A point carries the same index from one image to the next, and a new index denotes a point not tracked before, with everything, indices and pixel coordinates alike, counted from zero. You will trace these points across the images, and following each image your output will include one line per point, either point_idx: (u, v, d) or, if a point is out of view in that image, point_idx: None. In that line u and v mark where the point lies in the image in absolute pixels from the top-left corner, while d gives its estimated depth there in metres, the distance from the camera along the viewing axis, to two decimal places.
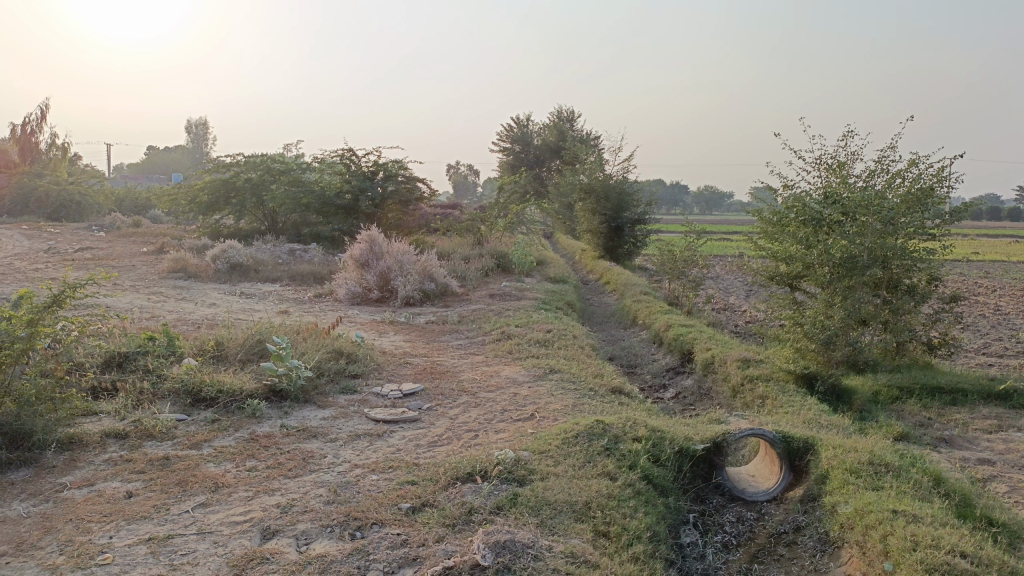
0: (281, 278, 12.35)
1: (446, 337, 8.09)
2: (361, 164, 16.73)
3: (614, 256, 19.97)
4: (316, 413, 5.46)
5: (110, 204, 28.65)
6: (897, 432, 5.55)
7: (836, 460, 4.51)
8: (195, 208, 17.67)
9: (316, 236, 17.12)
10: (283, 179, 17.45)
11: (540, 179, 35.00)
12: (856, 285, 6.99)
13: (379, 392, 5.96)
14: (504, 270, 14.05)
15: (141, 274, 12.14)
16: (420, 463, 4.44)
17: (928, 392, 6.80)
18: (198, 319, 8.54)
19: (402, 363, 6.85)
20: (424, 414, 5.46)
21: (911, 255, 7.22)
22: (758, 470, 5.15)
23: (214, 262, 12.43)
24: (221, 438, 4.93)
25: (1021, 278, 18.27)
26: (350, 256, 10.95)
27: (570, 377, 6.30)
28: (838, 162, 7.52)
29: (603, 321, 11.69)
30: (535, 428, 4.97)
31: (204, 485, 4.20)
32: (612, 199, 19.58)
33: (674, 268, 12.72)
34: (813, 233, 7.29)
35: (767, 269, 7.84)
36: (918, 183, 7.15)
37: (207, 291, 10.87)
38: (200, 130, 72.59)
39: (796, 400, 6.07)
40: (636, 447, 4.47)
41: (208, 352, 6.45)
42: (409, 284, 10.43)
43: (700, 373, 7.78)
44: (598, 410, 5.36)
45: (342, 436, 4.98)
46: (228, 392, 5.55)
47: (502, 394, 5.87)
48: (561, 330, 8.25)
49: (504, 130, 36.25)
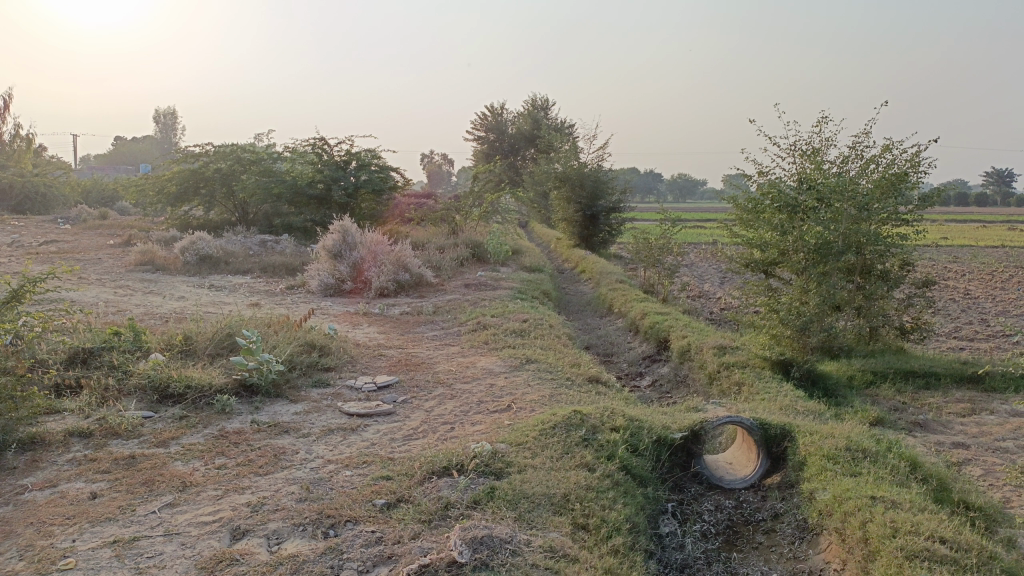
0: (252, 270, 12.15)
1: (420, 328, 7.99)
2: (333, 153, 16.50)
3: (589, 244, 19.95)
4: (288, 408, 5.35)
5: (76, 196, 28.07)
6: (873, 417, 5.56)
7: (813, 446, 4.49)
8: (163, 200, 17.35)
9: (288, 227, 16.89)
10: (253, 169, 17.18)
11: (515, 169, 34.90)
12: (830, 271, 6.98)
13: (353, 385, 5.85)
14: (479, 260, 13.96)
15: (108, 268, 11.88)
16: (395, 458, 4.35)
17: (902, 377, 6.83)
18: (167, 313, 8.36)
19: (376, 356, 6.74)
20: (399, 407, 5.37)
21: (884, 240, 7.24)
22: (736, 457, 5.13)
23: (183, 254, 12.20)
24: (189, 435, 4.81)
25: (989, 263, 18.54)
26: (322, 246, 10.78)
27: (547, 367, 6.24)
28: (813, 147, 7.50)
29: (579, 310, 11.65)
30: (512, 420, 4.90)
31: (172, 484, 4.08)
32: (587, 187, 19.54)
33: (649, 255, 12.69)
34: (788, 220, 7.26)
35: (742, 256, 7.81)
36: (892, 168, 7.16)
37: (176, 284, 10.66)
38: (169, 120, 71.44)
39: (773, 386, 6.06)
40: (614, 438, 4.41)
41: (177, 347, 6.30)
42: (383, 275, 10.30)
43: (676, 361, 7.76)
44: (575, 400, 5.31)
45: (315, 431, 4.87)
46: (196, 387, 5.42)
47: (477, 385, 5.79)
48: (537, 319, 8.19)
49: (477, 118, 36.01)
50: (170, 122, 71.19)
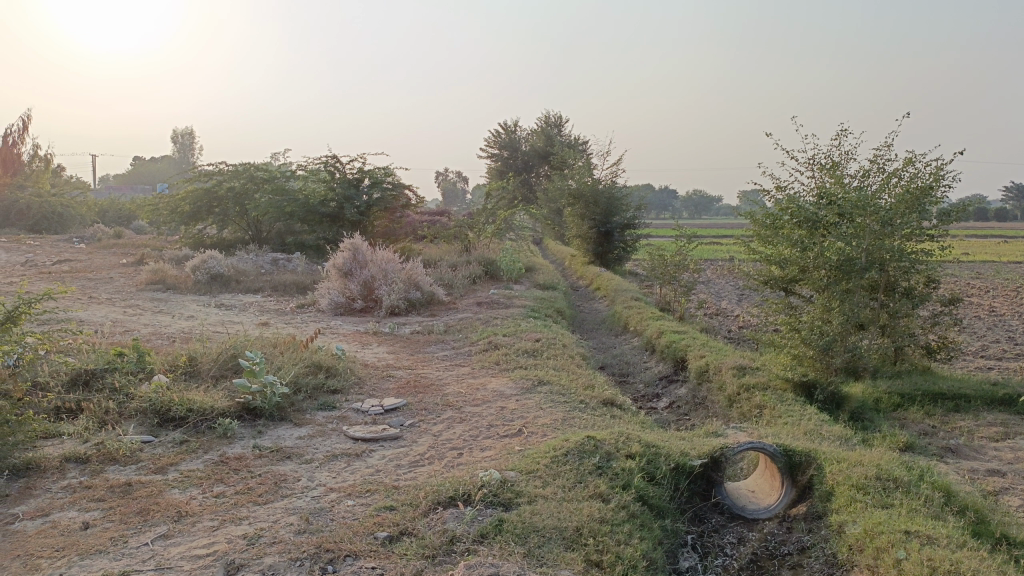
0: (263, 288, 12.05)
1: (431, 348, 7.80)
2: (346, 171, 16.44)
3: (603, 261, 19.74)
4: (292, 432, 5.17)
5: (92, 215, 28.22)
6: (901, 442, 5.31)
7: (841, 475, 4.26)
8: (177, 218, 17.34)
9: (300, 245, 16.82)
10: (267, 187, 17.14)
11: (529, 186, 34.83)
12: (853, 288, 6.75)
13: (360, 408, 5.66)
14: (492, 278, 13.78)
15: (119, 287, 11.81)
16: (400, 486, 4.16)
17: (930, 399, 6.56)
18: (174, 333, 8.23)
19: (384, 377, 6.56)
20: (406, 431, 5.18)
21: (909, 256, 6.98)
22: (758, 485, 4.90)
23: (194, 273, 12.12)
24: (189, 461, 4.63)
25: (1013, 279, 18.14)
26: (333, 265, 10.66)
27: (560, 389, 6.03)
28: (833, 161, 7.28)
29: (593, 329, 11.44)
30: (523, 445, 4.70)
31: (167, 514, 3.90)
32: (601, 204, 19.36)
33: (665, 273, 12.46)
34: (808, 236, 7.03)
35: (761, 273, 7.59)
36: (915, 182, 6.91)
37: (185, 303, 10.56)
38: (186, 140, 72.06)
39: (796, 409, 5.83)
40: (630, 465, 4.20)
41: (180, 368, 6.15)
42: (394, 293, 10.15)
43: (694, 382, 7.53)
44: (589, 424, 5.10)
45: (318, 457, 4.69)
46: (198, 410, 5.26)
47: (488, 408, 5.59)
48: (550, 339, 7.99)
49: (491, 136, 35.99)
50: (188, 141, 71.84)
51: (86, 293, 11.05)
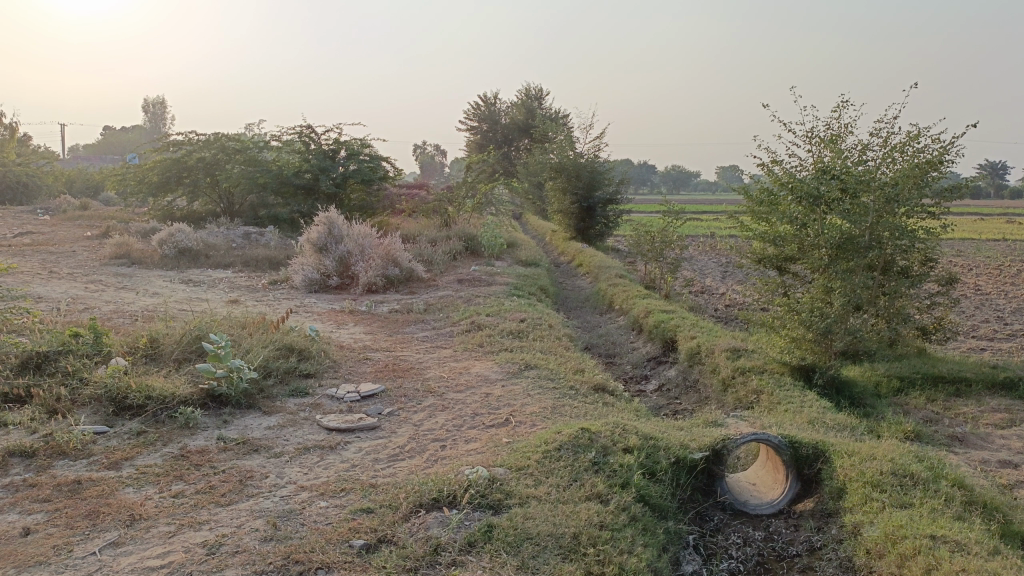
0: (234, 263, 11.57)
1: (410, 328, 7.41)
2: (321, 142, 15.90)
3: (585, 237, 19.39)
4: (260, 422, 4.78)
5: (59, 186, 27.37)
6: (908, 431, 5.05)
7: (853, 470, 3.98)
8: (144, 189, 16.70)
9: (274, 218, 16.27)
10: (239, 157, 16.55)
11: (508, 159, 34.31)
12: (856, 268, 6.45)
13: (334, 394, 5.27)
14: (473, 254, 13.38)
15: (81, 261, 11.27)
16: (378, 485, 3.79)
17: (930, 383, 6.33)
18: (137, 311, 7.77)
19: (361, 360, 6.17)
20: (385, 421, 4.81)
21: (910, 234, 6.67)
22: (759, 478, 4.62)
23: (161, 247, 11.61)
24: (146, 456, 4.24)
25: (993, 257, 18.04)
26: (307, 240, 10.16)
27: (548, 374, 5.69)
28: (831, 135, 6.94)
29: (577, 306, 11.10)
30: (512, 437, 4.37)
31: (118, 517, 3.51)
32: (583, 178, 18.98)
33: (651, 249, 12.10)
34: (808, 213, 6.64)
35: (755, 251, 7.29)
36: (919, 156, 6.58)
37: (151, 279, 10.07)
38: (158, 110, 70.48)
39: (796, 396, 5.54)
40: (629, 460, 3.88)
41: (141, 351, 5.73)
42: (372, 269, 9.72)
43: (684, 364, 7.23)
44: (581, 414, 4.77)
45: (288, 451, 4.31)
46: (158, 398, 4.85)
47: (472, 395, 5.24)
48: (535, 319, 7.63)
49: (470, 109, 35.37)
50: (160, 111, 70.12)
51: (46, 267, 10.52)
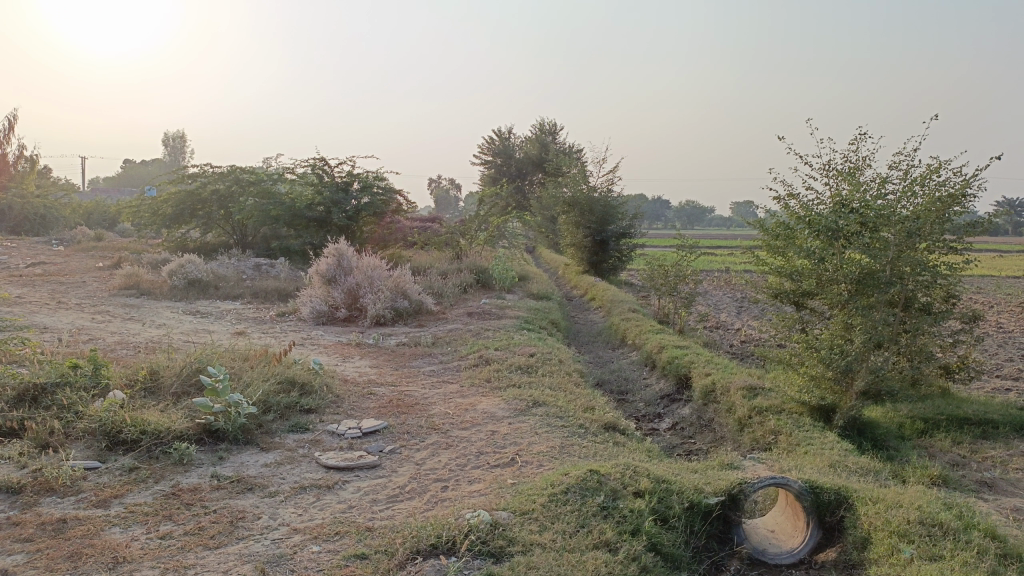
0: (243, 295, 11.48)
1: (417, 363, 7.24)
2: (334, 174, 15.92)
3: (598, 271, 19.24)
4: (257, 459, 4.61)
5: (76, 218, 27.57)
6: (934, 476, 4.80)
7: (878, 518, 3.76)
8: (158, 220, 16.73)
9: (285, 250, 16.23)
10: (252, 189, 16.58)
11: (522, 193, 34.37)
12: (876, 304, 6.25)
13: (335, 430, 5.10)
14: (484, 287, 13.24)
15: (91, 291, 11.22)
16: (375, 528, 3.61)
17: (955, 425, 6.06)
18: (142, 343, 7.66)
19: (365, 395, 6.01)
20: (386, 459, 4.63)
21: (932, 270, 6.44)
22: (779, 525, 4.39)
23: (171, 277, 11.55)
24: (136, 494, 4.07)
25: (1013, 294, 17.73)
26: (316, 271, 10.09)
27: (557, 411, 5.49)
28: (849, 169, 6.77)
29: (590, 341, 10.91)
30: (517, 478, 4.18)
31: (101, 559, 3.33)
32: (596, 212, 18.88)
33: (665, 283, 11.92)
34: (827, 248, 6.48)
35: (770, 285, 7.16)
36: (942, 189, 6.35)
37: (159, 310, 9.98)
38: (178, 143, 71.40)
39: (816, 437, 5.32)
40: (640, 505, 3.68)
41: (139, 384, 5.60)
42: (380, 301, 9.59)
43: (699, 402, 7.02)
44: (590, 454, 4.58)
45: (284, 490, 4.13)
46: (153, 433, 4.69)
47: (477, 433, 5.06)
48: (545, 354, 7.44)
49: (485, 143, 35.57)
50: (179, 145, 71.07)
51: (54, 297, 10.45)
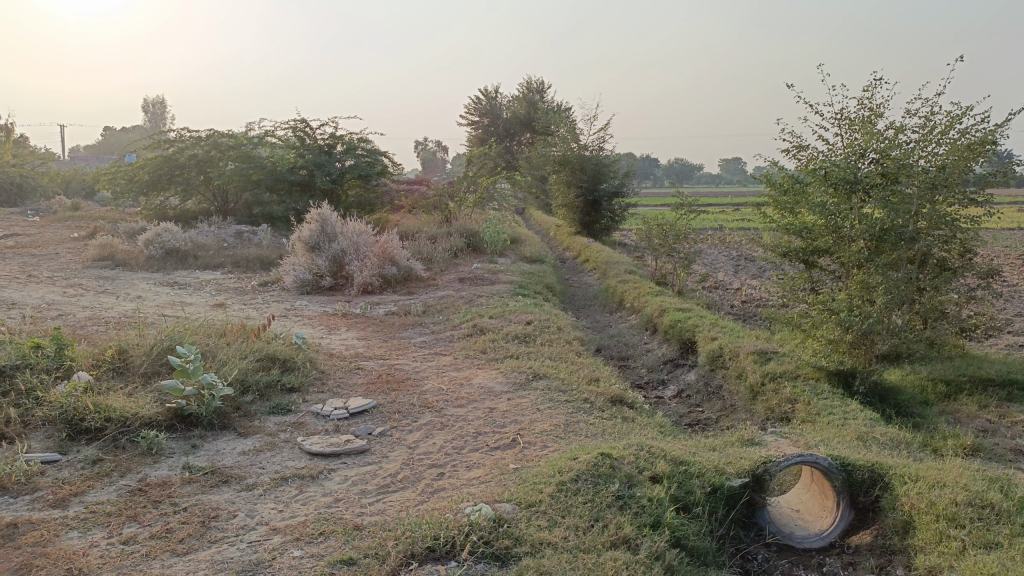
0: (223, 264, 11.00)
1: (407, 333, 6.83)
2: (316, 136, 15.33)
3: (590, 232, 18.77)
4: (234, 446, 4.21)
5: (55, 186, 26.82)
6: (967, 445, 4.45)
7: (923, 500, 3.41)
8: (135, 188, 16.09)
9: (268, 216, 15.67)
10: (232, 154, 15.96)
11: (510, 153, 33.70)
12: (898, 261, 5.90)
13: (319, 411, 4.69)
14: (475, 250, 12.80)
15: (63, 264, 10.70)
16: (364, 526, 3.22)
17: (978, 387, 5.70)
18: (114, 318, 7.20)
19: (352, 370, 5.60)
20: (375, 442, 4.24)
21: (954, 224, 5.94)
22: (804, 504, 4.03)
23: (148, 247, 11.03)
24: (99, 491, 3.67)
25: (1012, 247, 17.35)
26: (298, 238, 9.48)
27: (559, 385, 5.09)
28: (864, 117, 6.31)
29: (586, 305, 10.52)
30: (520, 462, 3.80)
31: (53, 570, 2.92)
32: (588, 171, 18.34)
33: (663, 243, 11.49)
34: (842, 202, 6.14)
35: (778, 245, 6.80)
36: (965, 138, 5.85)
37: (134, 282, 9.48)
38: (159, 111, 69.90)
39: (837, 406, 4.97)
40: (658, 493, 3.33)
41: (107, 366, 5.16)
42: (367, 268, 9.16)
43: (705, 368, 6.67)
44: (599, 432, 4.21)
45: (263, 482, 3.74)
46: (119, 420, 4.28)
47: (474, 411, 4.67)
48: (543, 321, 7.04)
49: (471, 103, 34.79)
50: (160, 111, 69.51)
51: (25, 271, 9.93)
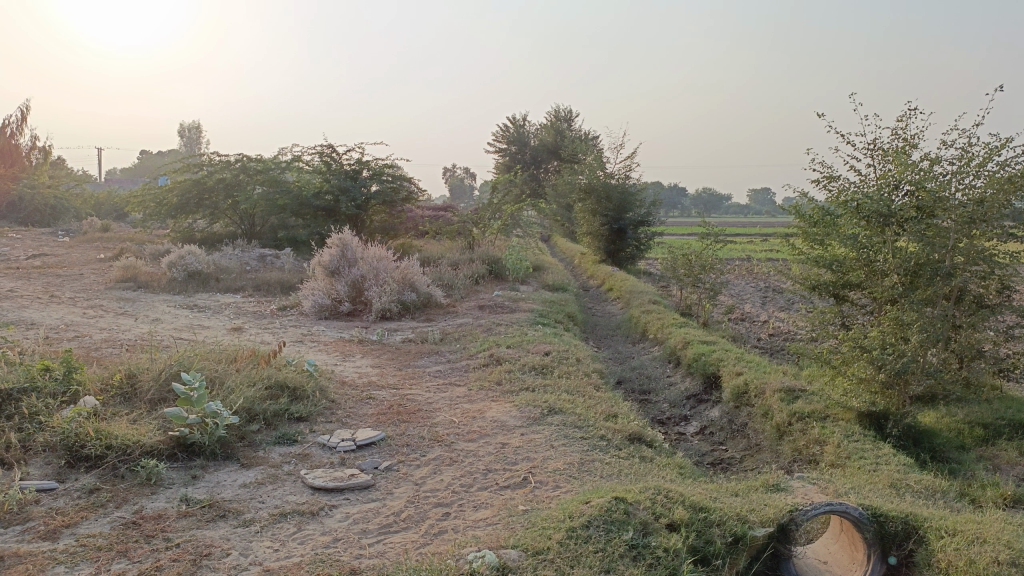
0: (245, 287, 10.98)
1: (422, 362, 6.69)
2: (342, 161, 15.38)
3: (615, 260, 18.58)
4: (235, 478, 4.06)
5: (89, 208, 27.31)
6: (1007, 495, 4.17)
7: (961, 557, 3.16)
8: (163, 211, 16.22)
9: (292, 240, 15.71)
10: (259, 178, 16.06)
11: (537, 181, 33.71)
12: (934, 297, 5.64)
13: (325, 442, 4.54)
14: (497, 277, 12.67)
15: (87, 285, 10.73)
16: (362, 569, 3.05)
17: (1018, 432, 5.40)
18: (130, 341, 7.14)
19: (363, 400, 5.45)
20: (381, 478, 4.07)
21: (992, 260, 5.64)
22: (833, 555, 3.79)
23: (170, 269, 11.05)
24: (92, 522, 3.52)
25: None
26: (319, 263, 9.43)
27: (575, 420, 4.90)
28: (897, 148, 6.11)
29: (608, 335, 10.32)
30: (529, 503, 3.61)
31: None
32: (614, 199, 18.20)
33: (689, 273, 11.26)
34: (875, 235, 5.95)
35: (807, 278, 6.58)
36: (1003, 170, 5.54)
37: (154, 304, 9.46)
38: (193, 135, 71.20)
39: (869, 450, 4.72)
40: (675, 544, 3.13)
41: (115, 391, 5.06)
42: (386, 294, 9.06)
43: (730, 405, 6.43)
44: (615, 473, 4.01)
45: (261, 517, 3.59)
46: (120, 448, 4.15)
47: (485, 446, 4.49)
48: (562, 352, 6.86)
49: (499, 130, 34.94)
50: (194, 135, 70.82)
51: (47, 291, 9.95)
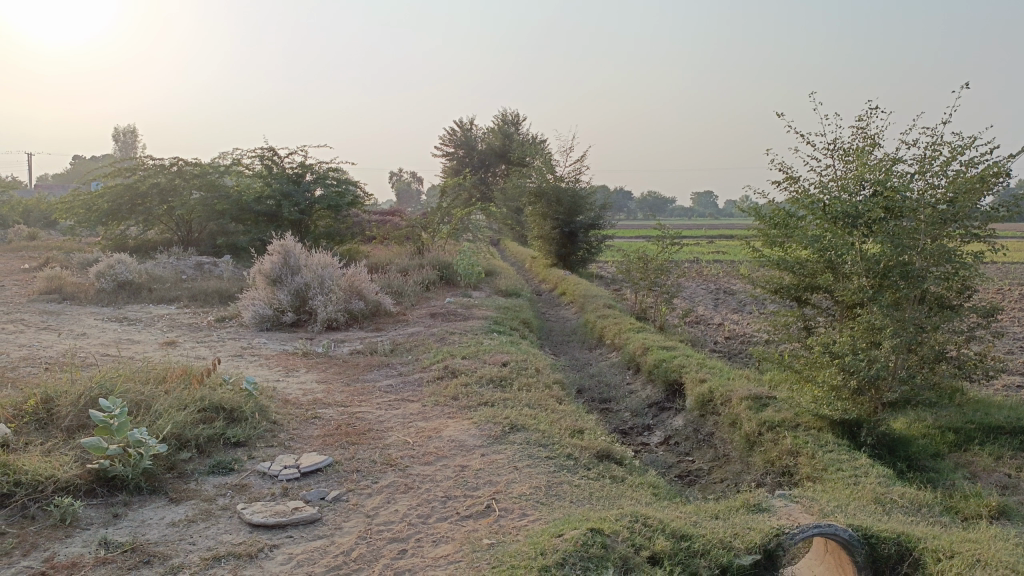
0: (181, 297, 10.39)
1: (372, 376, 6.29)
2: (285, 165, 14.82)
3: (566, 263, 18.35)
4: (163, 515, 3.62)
5: (15, 216, 26.01)
6: (992, 505, 3.99)
7: None
8: (93, 217, 15.38)
9: (232, 247, 15.06)
10: (196, 183, 15.37)
11: (485, 184, 33.38)
12: (902, 300, 5.44)
13: (265, 471, 4.13)
14: (448, 283, 12.29)
15: (7, 297, 9.99)
16: None
17: (989, 436, 5.28)
18: (51, 358, 6.56)
19: (308, 420, 5.05)
20: (328, 510, 3.68)
21: (959, 259, 5.37)
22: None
23: (99, 279, 10.37)
24: None
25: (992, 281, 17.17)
26: (259, 270, 8.93)
27: (539, 438, 4.57)
28: (859, 146, 5.97)
29: (564, 341, 10.04)
30: (494, 536, 3.26)
31: None
32: (564, 202, 17.98)
33: (644, 277, 11.05)
34: (842, 236, 5.77)
35: (769, 280, 6.42)
36: (970, 169, 5.39)
37: (81, 317, 8.82)
38: (129, 138, 69.07)
39: (845, 460, 4.52)
40: None
41: (27, 416, 4.52)
42: (333, 303, 8.63)
43: (694, 413, 6.19)
44: (585, 498, 3.70)
45: (193, 562, 3.16)
46: (30, 483, 3.63)
47: (443, 469, 4.14)
48: (520, 362, 6.54)
49: (446, 133, 34.54)
50: (130, 139, 68.55)
51: None
